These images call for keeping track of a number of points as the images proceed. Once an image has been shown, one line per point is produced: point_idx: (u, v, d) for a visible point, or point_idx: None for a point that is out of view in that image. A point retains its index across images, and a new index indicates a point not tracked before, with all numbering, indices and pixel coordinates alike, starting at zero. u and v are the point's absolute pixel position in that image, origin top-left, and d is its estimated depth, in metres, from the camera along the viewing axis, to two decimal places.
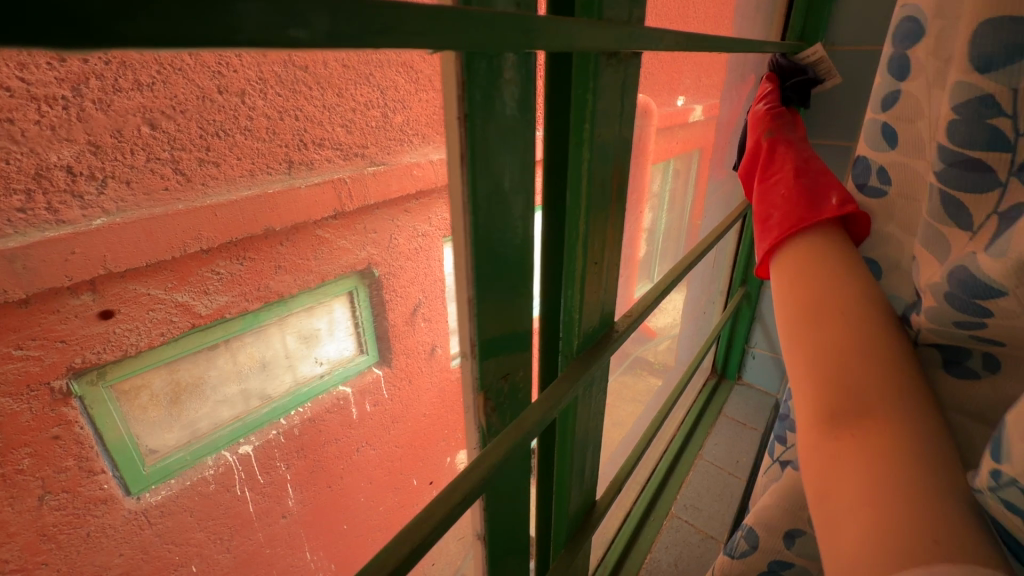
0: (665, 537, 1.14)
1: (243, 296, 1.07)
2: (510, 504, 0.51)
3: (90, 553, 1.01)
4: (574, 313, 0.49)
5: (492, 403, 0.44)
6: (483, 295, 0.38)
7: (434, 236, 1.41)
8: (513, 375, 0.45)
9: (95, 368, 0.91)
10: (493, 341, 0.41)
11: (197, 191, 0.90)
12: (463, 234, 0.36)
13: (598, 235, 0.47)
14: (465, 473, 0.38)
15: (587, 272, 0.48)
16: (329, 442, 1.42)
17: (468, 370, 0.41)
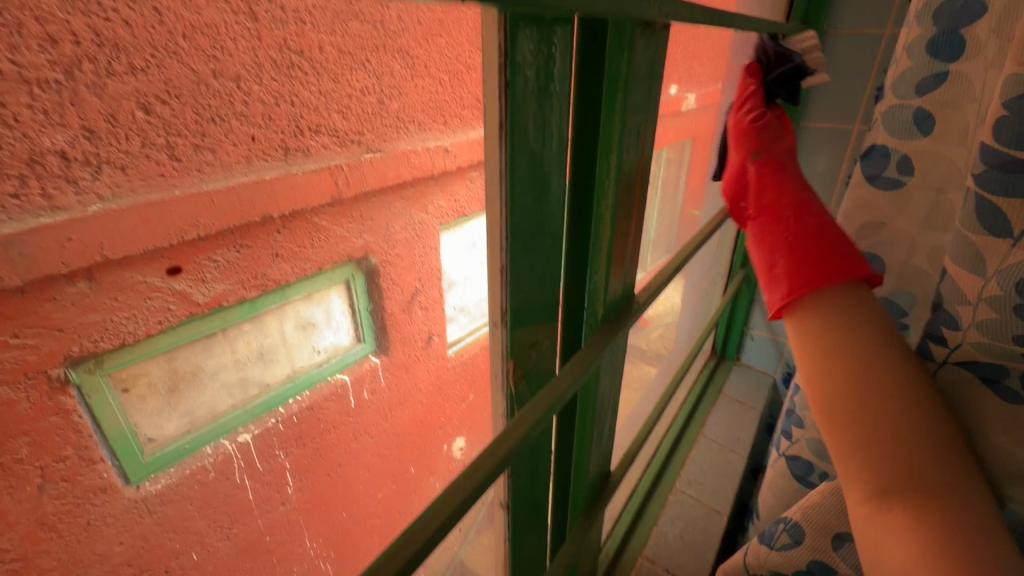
0: (671, 512, 1.15)
1: (241, 284, 1.07)
2: (529, 463, 0.53)
3: (91, 542, 1.00)
4: (598, 289, 0.50)
5: (519, 371, 0.44)
6: (518, 272, 0.38)
7: (431, 224, 1.41)
8: (540, 346, 0.45)
9: (92, 357, 0.90)
10: (524, 312, 0.41)
11: (194, 177, 0.88)
12: (504, 218, 0.35)
13: (622, 209, 0.48)
14: (499, 438, 0.38)
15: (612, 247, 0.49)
16: (328, 431, 1.42)
17: (499, 340, 0.41)
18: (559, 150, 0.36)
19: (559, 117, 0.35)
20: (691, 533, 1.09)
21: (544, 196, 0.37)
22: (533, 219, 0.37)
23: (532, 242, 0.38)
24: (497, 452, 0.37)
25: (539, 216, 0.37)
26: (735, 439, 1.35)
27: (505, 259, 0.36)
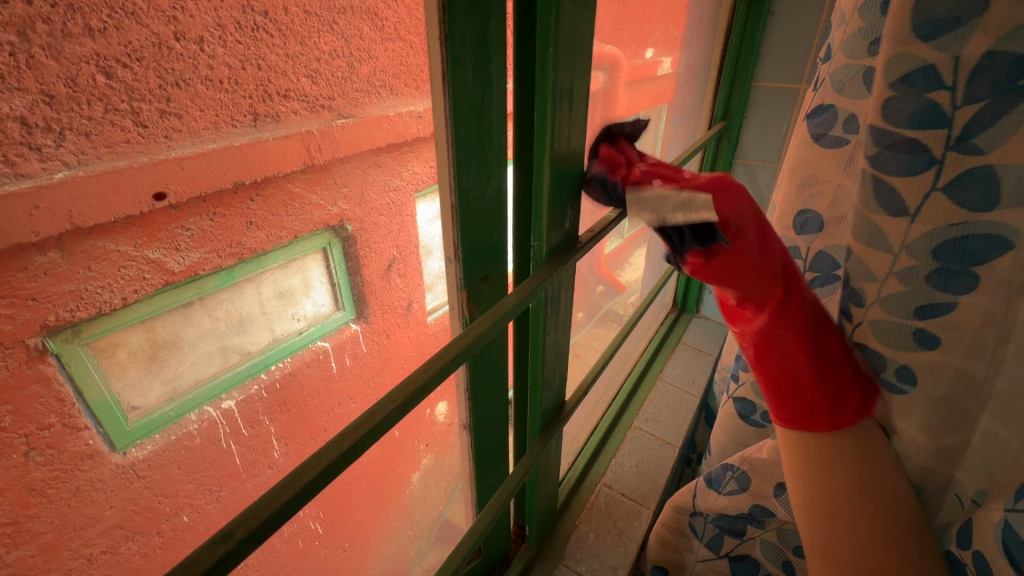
0: (629, 446, 0.95)
1: (216, 252, 1.07)
2: (477, 390, 0.51)
3: (80, 506, 1.03)
4: (543, 238, 0.44)
5: (474, 300, 0.44)
6: (462, 216, 0.39)
7: (406, 191, 1.41)
8: (493, 278, 0.45)
9: (69, 327, 0.91)
10: (474, 250, 0.42)
11: (161, 144, 0.88)
12: (446, 169, 0.37)
13: (568, 161, 0.43)
14: (441, 350, 0.32)
15: (556, 196, 0.43)
16: (311, 396, 1.46)
17: (454, 272, 0.42)
18: (501, 96, 0.37)
19: (488, 75, 0.35)
20: (647, 464, 0.91)
21: (489, 142, 0.38)
22: (470, 171, 0.38)
23: (474, 190, 0.39)
24: (440, 363, 0.31)
25: (483, 163, 0.39)
26: (693, 381, 1.11)
27: (455, 199, 0.38)
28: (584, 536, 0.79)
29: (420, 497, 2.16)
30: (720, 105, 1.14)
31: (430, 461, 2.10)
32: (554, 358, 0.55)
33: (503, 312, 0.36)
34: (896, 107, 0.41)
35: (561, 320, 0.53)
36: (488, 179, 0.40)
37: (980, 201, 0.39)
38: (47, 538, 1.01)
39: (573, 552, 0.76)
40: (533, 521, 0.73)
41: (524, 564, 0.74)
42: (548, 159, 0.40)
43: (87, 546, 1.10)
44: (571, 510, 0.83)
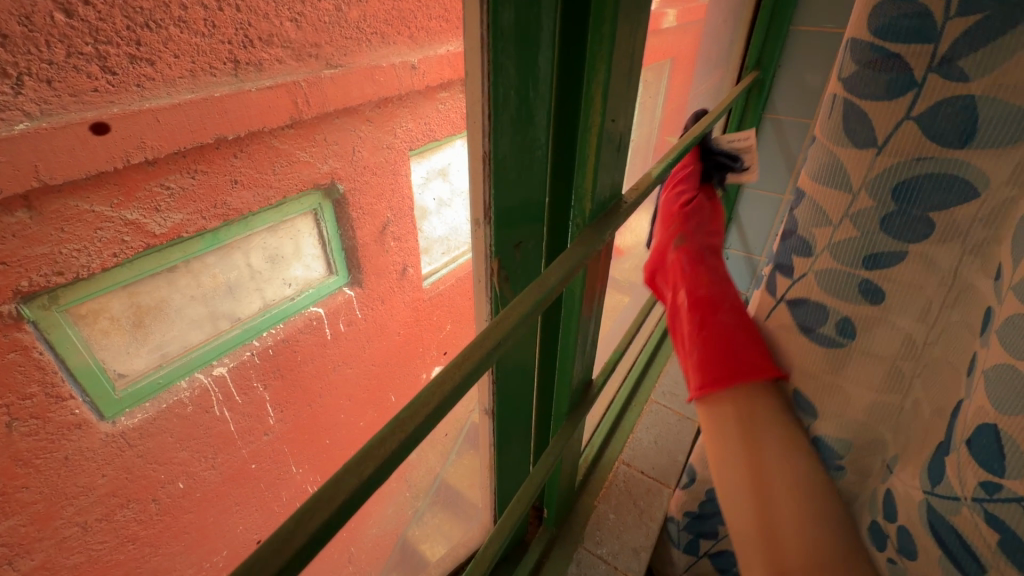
0: (645, 421, 0.93)
1: (199, 213, 1.00)
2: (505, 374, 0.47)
3: (71, 475, 1.01)
4: (587, 199, 0.38)
5: (505, 270, 0.40)
6: (497, 165, 0.34)
7: (400, 149, 1.33)
8: (527, 244, 0.41)
9: (45, 292, 0.86)
10: (510, 206, 0.37)
11: (133, 93, 0.80)
12: (482, 103, 0.32)
13: (619, 106, 0.36)
14: (484, 331, 0.28)
15: (604, 147, 0.36)
16: (306, 362, 1.42)
17: (483, 237, 0.38)
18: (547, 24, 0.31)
19: None
20: (666, 440, 0.89)
21: (533, 78, 0.32)
22: (509, 107, 0.32)
23: (513, 135, 0.34)
24: (481, 353, 0.27)
25: (524, 107, 0.33)
26: None
27: (489, 144, 0.33)
28: (603, 516, 0.76)
29: (418, 459, 2.17)
30: (753, 54, 1.04)
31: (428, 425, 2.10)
32: (586, 334, 0.50)
33: (546, 291, 0.31)
34: (884, 24, 0.40)
35: (599, 292, 0.48)
36: (528, 120, 0.34)
37: (954, 139, 0.39)
38: (38, 507, 0.99)
39: (593, 533, 0.74)
40: (554, 502, 0.70)
41: (541, 549, 0.71)
42: (599, 101, 0.34)
43: (81, 514, 1.08)
44: (589, 488, 0.81)
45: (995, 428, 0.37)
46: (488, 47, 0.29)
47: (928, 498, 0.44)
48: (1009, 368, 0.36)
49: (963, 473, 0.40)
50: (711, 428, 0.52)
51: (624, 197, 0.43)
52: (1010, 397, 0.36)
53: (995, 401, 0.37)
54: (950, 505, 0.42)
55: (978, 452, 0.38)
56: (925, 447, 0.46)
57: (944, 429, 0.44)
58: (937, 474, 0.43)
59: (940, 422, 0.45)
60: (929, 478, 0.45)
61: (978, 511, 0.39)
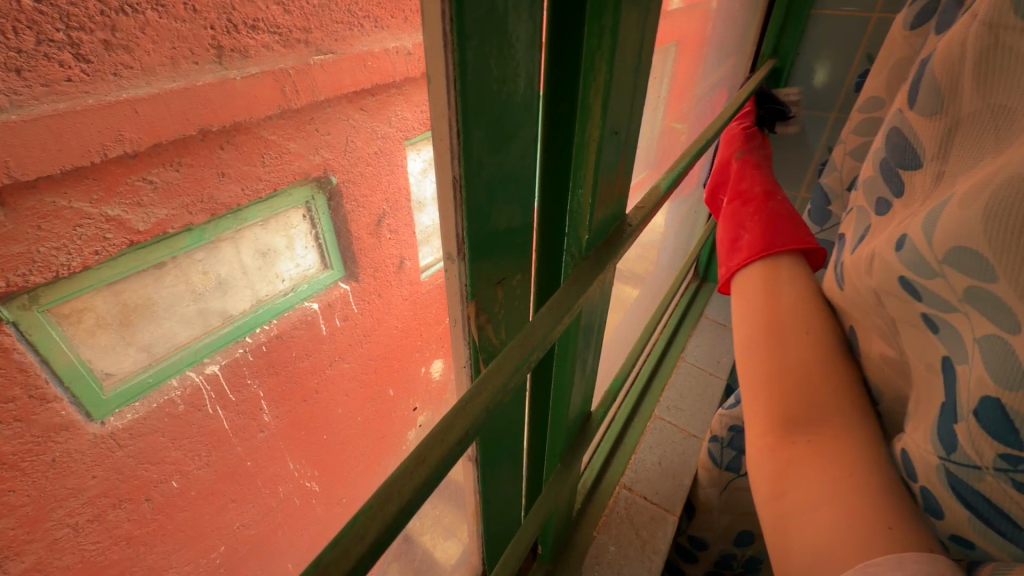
0: (649, 439, 0.90)
1: (186, 208, 0.96)
2: (496, 425, 0.43)
3: (60, 477, 0.99)
4: (583, 217, 0.34)
5: (484, 313, 0.34)
6: (472, 196, 0.28)
7: (395, 138, 1.27)
8: (511, 280, 0.35)
9: (25, 293, 0.82)
10: (490, 237, 0.31)
11: (109, 83, 0.76)
12: (450, 122, 0.25)
13: (620, 111, 0.32)
14: (467, 394, 0.24)
15: (602, 159, 0.32)
16: (301, 358, 1.39)
17: (456, 276, 0.31)
18: (528, 17, 0.25)
19: None
20: (670, 460, 0.86)
21: (511, 75, 0.26)
22: (486, 123, 0.26)
23: (492, 156, 0.28)
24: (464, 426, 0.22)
25: (504, 115, 0.27)
26: (719, 361, 1.07)
27: (461, 170, 0.26)
28: (603, 549, 0.73)
29: None
30: (770, 42, 1.06)
31: (427, 418, 2.09)
32: (581, 366, 0.46)
33: (535, 344, 0.27)
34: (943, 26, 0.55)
35: (594, 324, 0.44)
36: (510, 135, 0.28)
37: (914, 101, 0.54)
38: (27, 510, 0.98)
39: (592, 567, 0.71)
40: (549, 539, 0.67)
41: None
42: (599, 112, 0.30)
43: (71, 516, 1.06)
44: (588, 516, 0.78)
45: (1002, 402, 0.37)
46: (455, 51, 0.22)
47: (944, 465, 0.43)
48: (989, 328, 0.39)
49: (980, 443, 0.39)
50: (743, 300, 0.67)
51: (627, 217, 0.40)
52: (1001, 364, 0.37)
53: (990, 372, 0.38)
54: (970, 473, 0.40)
55: (990, 427, 0.38)
56: (930, 414, 0.45)
57: (941, 390, 0.44)
58: (950, 442, 0.42)
59: (935, 381, 0.45)
60: (942, 445, 0.43)
61: (1008, 481, 0.38)
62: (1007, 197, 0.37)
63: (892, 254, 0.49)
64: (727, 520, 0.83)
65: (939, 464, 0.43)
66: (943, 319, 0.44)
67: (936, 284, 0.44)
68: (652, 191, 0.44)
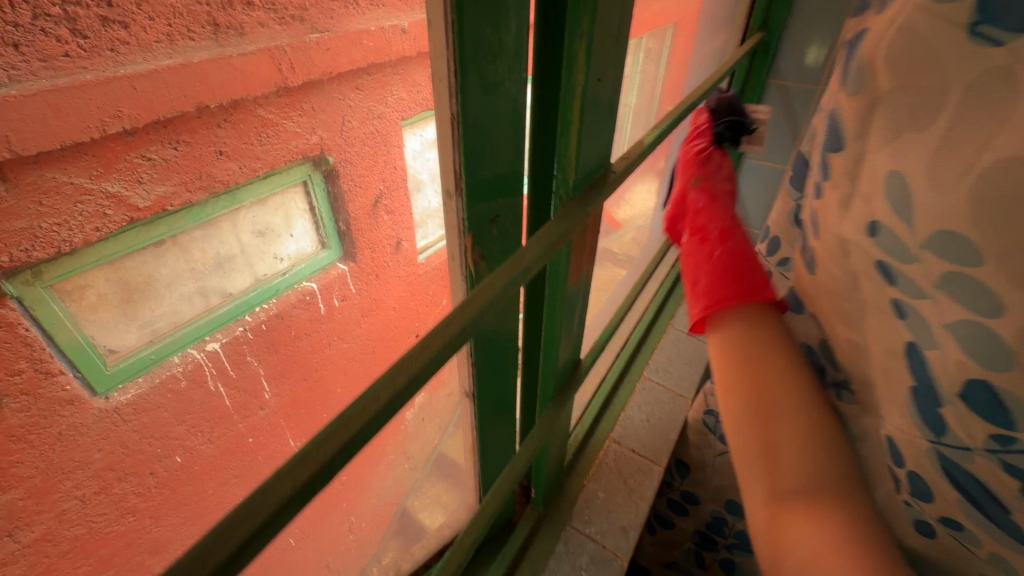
0: (638, 398, 0.92)
1: (184, 185, 0.97)
2: (486, 356, 0.46)
3: (67, 450, 1.02)
4: (570, 163, 0.36)
5: (481, 248, 0.36)
6: (470, 133, 0.30)
7: (392, 118, 1.28)
8: (504, 218, 0.37)
9: (28, 268, 0.84)
10: (486, 175, 0.33)
11: (106, 59, 0.76)
12: (448, 58, 0.27)
13: (608, 57, 0.34)
14: (448, 315, 0.26)
15: (591, 105, 0.34)
16: (300, 337, 1.41)
17: (454, 210, 0.33)
18: None
19: None
20: (658, 418, 0.88)
21: (501, 22, 0.28)
22: (482, 63, 0.28)
23: (487, 95, 0.29)
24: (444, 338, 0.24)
25: (495, 58, 0.28)
26: None
27: (458, 107, 0.28)
28: (592, 496, 0.76)
29: (415, 433, 2.19)
30: (760, 13, 1.00)
31: (426, 399, 2.12)
32: (572, 308, 0.48)
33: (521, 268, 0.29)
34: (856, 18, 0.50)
35: (584, 268, 0.46)
36: (504, 76, 0.30)
37: (841, 70, 0.49)
38: (35, 482, 1.00)
39: (582, 512, 0.74)
40: (541, 484, 0.70)
41: (529, 526, 0.72)
42: (583, 59, 0.32)
43: (78, 488, 1.09)
44: (579, 467, 0.81)
45: (992, 385, 0.35)
46: None
47: (934, 447, 0.42)
48: (972, 321, 0.36)
49: (969, 425, 0.38)
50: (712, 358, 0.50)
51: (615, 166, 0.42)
52: (983, 351, 0.35)
53: (973, 359, 0.36)
54: (961, 453, 0.40)
55: (979, 408, 0.37)
56: (901, 394, 0.45)
57: (905, 374, 0.43)
58: (938, 426, 0.41)
59: (898, 368, 0.44)
60: (928, 427, 0.42)
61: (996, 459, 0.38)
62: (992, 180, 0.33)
63: (866, 239, 0.45)
64: (717, 484, 0.83)
65: (928, 447, 0.43)
66: (910, 307, 0.41)
67: (910, 268, 0.40)
68: (637, 146, 0.46)
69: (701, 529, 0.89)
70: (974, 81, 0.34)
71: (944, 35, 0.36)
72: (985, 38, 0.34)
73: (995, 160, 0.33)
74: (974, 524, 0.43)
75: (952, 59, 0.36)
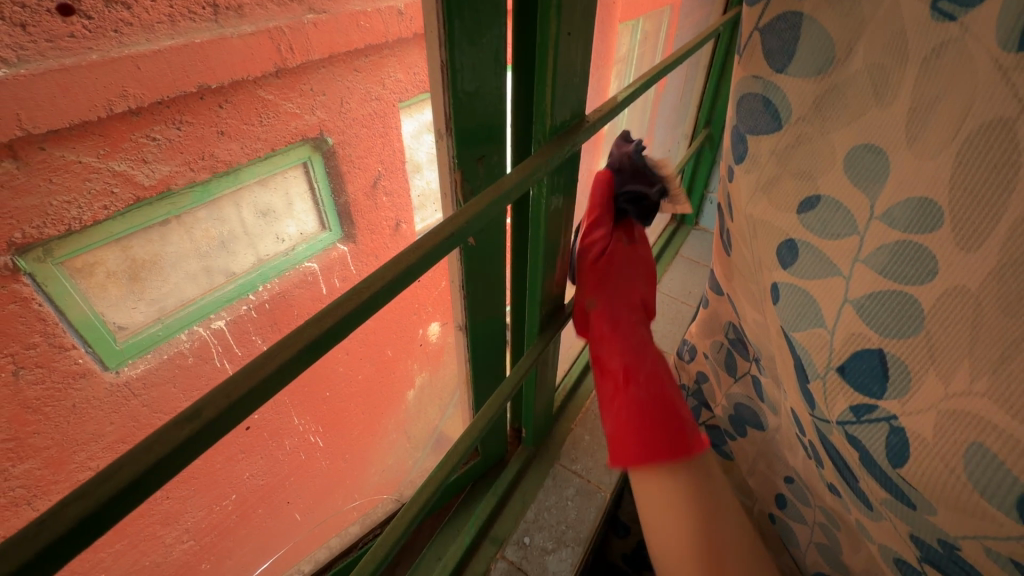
0: None
1: (187, 164, 0.99)
2: (474, 287, 0.49)
3: (80, 423, 1.08)
4: (548, 114, 0.39)
5: (469, 186, 0.39)
6: (457, 80, 0.33)
7: (389, 100, 1.30)
8: (490, 159, 0.40)
9: (40, 245, 0.86)
10: (473, 118, 0.36)
11: (111, 40, 0.77)
12: (435, 8, 0.30)
13: (583, 13, 0.37)
14: (453, 215, 0.30)
15: (566, 57, 0.37)
16: (301, 317, 1.46)
17: (445, 149, 0.37)
18: None
19: None
20: None
21: None
22: (468, 13, 0.31)
23: (473, 46, 0.33)
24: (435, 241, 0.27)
25: (476, 8, 0.31)
26: (690, 292, 1.14)
27: (446, 55, 0.32)
28: (579, 438, 0.81)
29: (416, 412, 2.24)
30: None
31: (425, 378, 2.17)
32: (556, 249, 0.51)
33: (503, 190, 0.32)
34: (775, 31, 0.41)
35: (567, 211, 0.50)
36: (488, 28, 0.33)
37: (781, 59, 0.41)
38: (50, 452, 1.07)
39: (569, 451, 0.78)
40: (530, 422, 0.74)
41: (519, 464, 0.75)
42: (554, 13, 0.34)
43: (92, 459, 1.17)
44: (566, 413, 0.85)
45: (883, 355, 0.37)
46: None
47: (814, 419, 0.45)
48: (894, 295, 0.36)
49: (834, 397, 0.41)
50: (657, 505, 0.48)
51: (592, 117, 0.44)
52: (885, 321, 0.36)
53: (871, 332, 0.37)
54: (824, 423, 0.43)
55: (853, 381, 0.39)
56: (790, 373, 0.48)
57: (788, 352, 0.46)
58: (811, 399, 0.44)
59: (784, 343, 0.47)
60: (807, 402, 0.45)
61: (844, 434, 0.41)
62: (971, 160, 0.30)
63: (796, 214, 0.43)
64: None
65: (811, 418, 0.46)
66: (812, 284, 0.42)
67: (835, 248, 0.40)
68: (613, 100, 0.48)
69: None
70: (932, 57, 0.32)
71: (886, 17, 0.34)
72: (942, 19, 0.31)
73: (955, 150, 0.31)
74: (843, 490, 0.46)
75: (908, 40, 0.33)
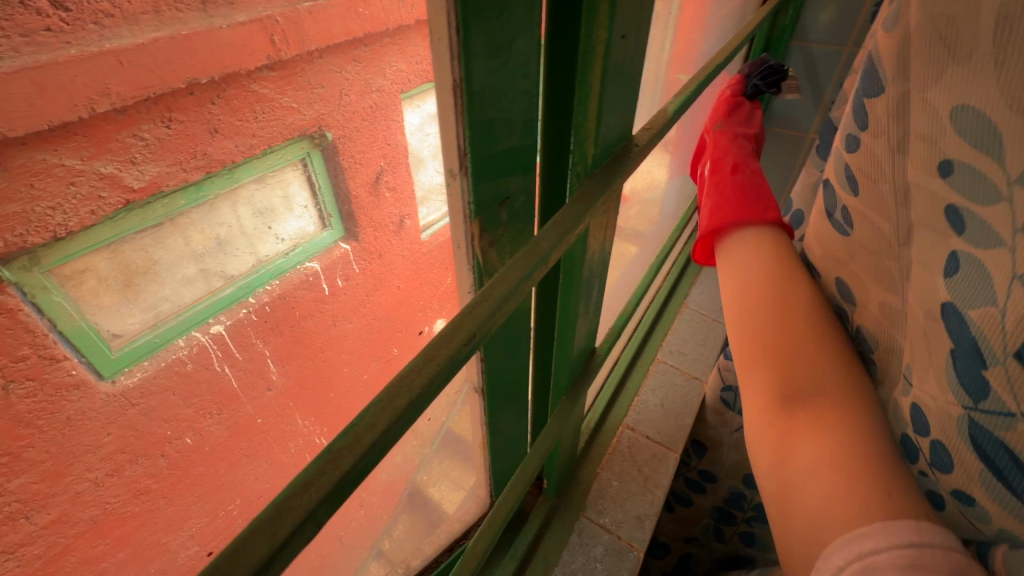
0: (651, 381, 0.91)
1: (179, 165, 0.94)
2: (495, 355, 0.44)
3: (76, 434, 1.06)
4: (586, 135, 0.34)
5: (488, 236, 0.34)
6: (477, 106, 0.28)
7: (391, 91, 1.21)
8: (513, 202, 0.35)
9: (23, 253, 0.82)
10: (495, 153, 0.31)
11: (91, 33, 0.71)
12: (447, 16, 0.24)
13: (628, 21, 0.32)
14: (464, 311, 0.25)
15: (608, 77, 0.32)
16: (306, 318, 1.42)
17: (458, 192, 0.31)
18: None
19: None
20: (672, 402, 0.87)
21: None
22: (491, 24, 0.25)
23: (497, 60, 0.27)
24: (449, 352, 0.23)
25: (502, 14, 0.26)
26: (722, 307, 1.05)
27: (461, 73, 0.26)
28: (606, 485, 0.76)
29: None
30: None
31: None
32: (585, 298, 0.47)
33: (540, 256, 0.28)
34: None
35: (601, 247, 0.45)
36: (517, 46, 0.28)
37: None
38: (47, 466, 1.05)
39: (596, 503, 0.74)
40: (552, 476, 0.70)
41: (541, 519, 0.72)
42: (605, 10, 0.29)
43: (90, 470, 1.15)
44: (591, 456, 0.80)
45: None
46: None
47: (966, 413, 0.41)
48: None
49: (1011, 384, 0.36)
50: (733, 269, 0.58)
51: (631, 141, 0.41)
52: None
53: None
54: (1000, 422, 0.38)
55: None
56: (932, 356, 0.44)
57: (942, 337, 0.42)
58: (980, 389, 0.39)
59: (936, 322, 0.43)
60: (967, 393, 0.41)
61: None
62: None
63: (935, 179, 0.43)
64: (735, 460, 0.84)
65: (962, 414, 0.41)
66: (977, 252, 0.39)
67: (991, 211, 0.38)
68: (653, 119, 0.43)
69: (721, 503, 0.89)
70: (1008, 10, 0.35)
71: None
72: None
73: None
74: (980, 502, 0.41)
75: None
